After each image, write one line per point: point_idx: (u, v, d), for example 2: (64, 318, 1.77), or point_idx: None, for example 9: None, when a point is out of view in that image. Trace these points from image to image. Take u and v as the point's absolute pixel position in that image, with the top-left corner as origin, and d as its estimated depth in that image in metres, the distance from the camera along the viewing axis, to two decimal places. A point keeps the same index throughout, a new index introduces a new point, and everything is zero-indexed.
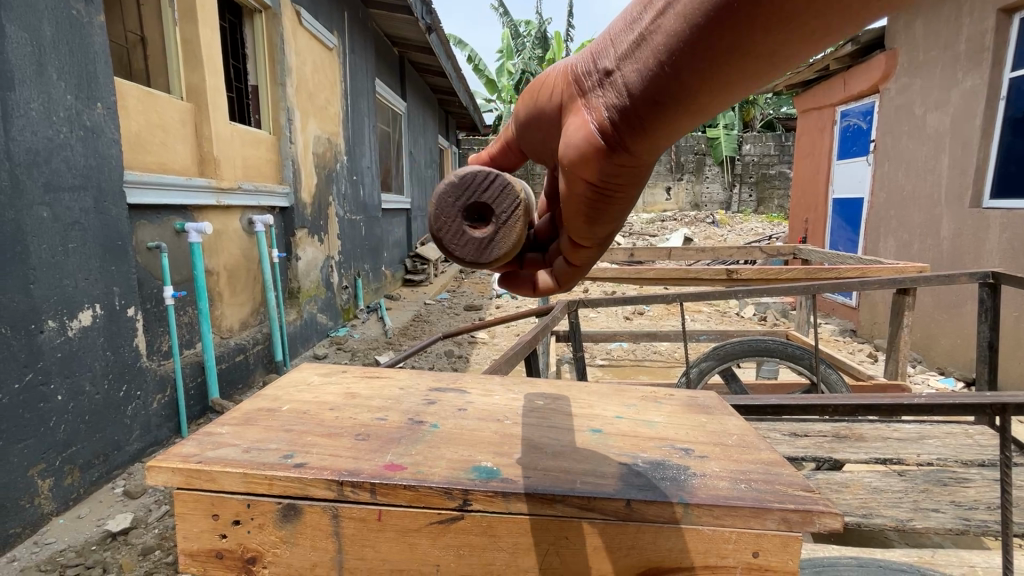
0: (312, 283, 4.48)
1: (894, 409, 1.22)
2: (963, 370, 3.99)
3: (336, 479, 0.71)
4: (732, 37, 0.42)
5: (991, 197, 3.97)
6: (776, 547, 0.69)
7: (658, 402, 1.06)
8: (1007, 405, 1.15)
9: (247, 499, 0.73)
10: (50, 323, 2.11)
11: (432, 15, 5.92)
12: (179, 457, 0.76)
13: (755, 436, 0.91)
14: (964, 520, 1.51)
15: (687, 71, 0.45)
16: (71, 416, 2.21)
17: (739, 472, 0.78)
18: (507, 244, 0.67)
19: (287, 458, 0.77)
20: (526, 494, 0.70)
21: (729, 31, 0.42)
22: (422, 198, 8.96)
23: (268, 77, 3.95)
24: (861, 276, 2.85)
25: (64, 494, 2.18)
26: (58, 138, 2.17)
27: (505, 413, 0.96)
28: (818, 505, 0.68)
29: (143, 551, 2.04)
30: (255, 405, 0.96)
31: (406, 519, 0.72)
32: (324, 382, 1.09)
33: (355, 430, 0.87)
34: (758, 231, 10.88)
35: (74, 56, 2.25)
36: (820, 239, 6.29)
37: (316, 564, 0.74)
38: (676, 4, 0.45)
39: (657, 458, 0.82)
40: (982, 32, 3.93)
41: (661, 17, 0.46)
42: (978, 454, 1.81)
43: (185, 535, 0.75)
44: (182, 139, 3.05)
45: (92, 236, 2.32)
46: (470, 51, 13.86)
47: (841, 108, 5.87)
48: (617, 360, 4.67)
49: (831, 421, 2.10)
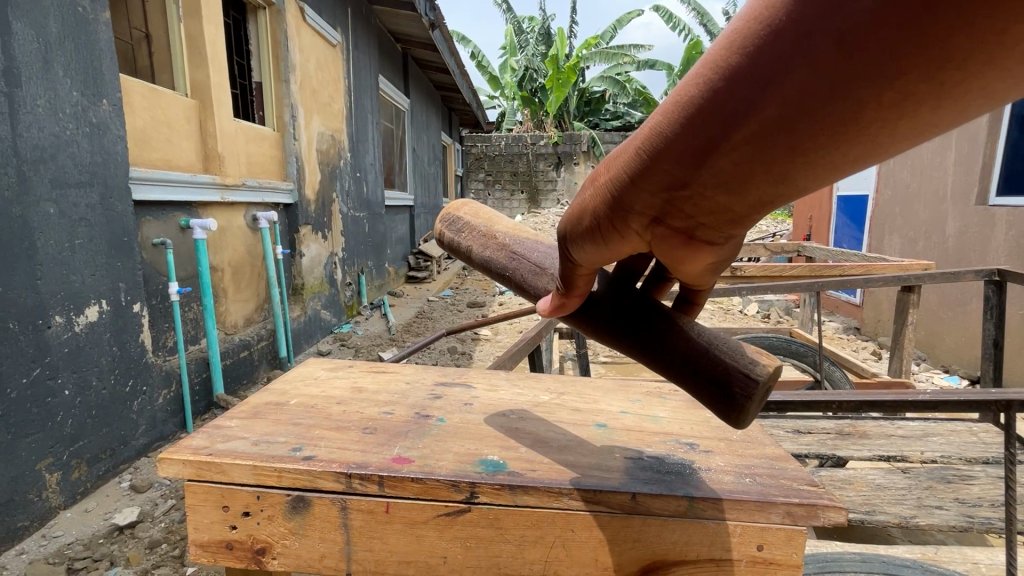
0: (316, 280, 4.50)
1: (898, 406, 1.23)
2: (968, 368, 3.99)
3: (345, 471, 0.72)
4: (836, 133, 0.41)
5: (998, 194, 3.92)
6: (781, 540, 0.70)
7: (662, 397, 1.07)
8: (1011, 402, 1.15)
9: (257, 490, 0.74)
10: (57, 318, 2.13)
11: (435, 12, 5.92)
12: (189, 449, 0.77)
13: (759, 431, 0.92)
14: (968, 517, 1.52)
15: (785, 174, 0.45)
16: (79, 411, 2.23)
17: (744, 466, 0.79)
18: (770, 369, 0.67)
19: (296, 451, 0.78)
20: (534, 486, 0.71)
21: (826, 145, 0.41)
22: (425, 195, 8.96)
23: (272, 74, 3.95)
24: (866, 273, 2.85)
25: (72, 488, 2.21)
26: (64, 135, 2.18)
27: (510, 408, 0.97)
28: (823, 500, 0.69)
29: (150, 544, 2.07)
30: (263, 399, 0.97)
31: (414, 511, 0.73)
32: (330, 376, 1.10)
33: (363, 424, 0.88)
34: (762, 228, 10.85)
35: (80, 53, 2.26)
36: (824, 237, 6.27)
37: (325, 555, 0.75)
38: (752, 120, 0.42)
39: (662, 452, 0.82)
40: None
41: (739, 133, 0.44)
42: (982, 451, 1.81)
43: (196, 527, 0.76)
44: (187, 136, 3.06)
45: (99, 232, 2.34)
46: (472, 48, 13.85)
47: None
48: (620, 357, 4.68)
49: (834, 418, 2.10)
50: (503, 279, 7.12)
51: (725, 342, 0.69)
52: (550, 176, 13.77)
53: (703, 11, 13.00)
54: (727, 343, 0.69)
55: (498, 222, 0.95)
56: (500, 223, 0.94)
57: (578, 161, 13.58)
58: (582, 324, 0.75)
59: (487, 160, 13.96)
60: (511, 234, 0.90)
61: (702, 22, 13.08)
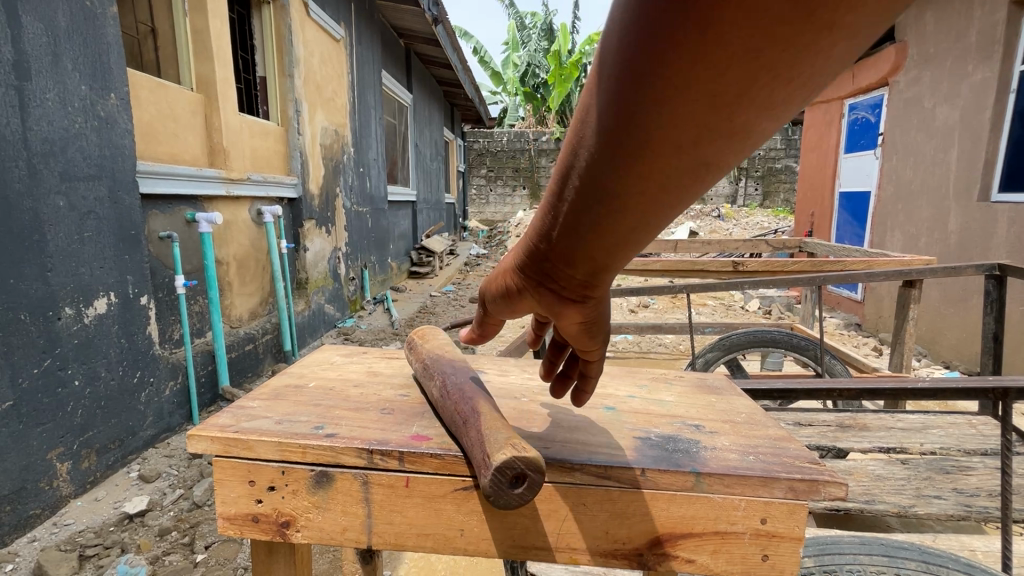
0: (320, 274, 4.54)
1: (898, 395, 1.25)
2: (968, 364, 4.02)
3: (367, 447, 0.76)
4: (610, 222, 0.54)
5: (999, 191, 3.94)
6: (783, 514, 0.73)
7: (668, 382, 1.10)
8: (1009, 390, 1.18)
9: (281, 466, 0.77)
10: (67, 310, 2.16)
11: (437, 7, 5.93)
12: (216, 426, 0.80)
13: (762, 415, 0.95)
14: (966, 505, 1.55)
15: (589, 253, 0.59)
16: (88, 401, 2.27)
17: (748, 445, 0.82)
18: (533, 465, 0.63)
19: (318, 429, 0.81)
20: (547, 461, 0.74)
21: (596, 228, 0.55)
22: (428, 190, 8.98)
23: (276, 68, 3.97)
24: (867, 268, 2.87)
25: (82, 477, 2.25)
26: (72, 128, 2.21)
27: (521, 391, 1.00)
28: (824, 475, 0.72)
29: (160, 533, 2.12)
30: (283, 381, 1.01)
31: (433, 485, 0.76)
32: (346, 361, 1.13)
33: (381, 405, 0.91)
34: (765, 225, 10.84)
35: (88, 47, 2.28)
36: (826, 233, 6.29)
37: (347, 528, 0.78)
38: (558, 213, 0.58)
39: (669, 433, 0.85)
40: (993, 25, 3.92)
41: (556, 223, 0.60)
42: (980, 442, 1.84)
43: (223, 501, 0.79)
44: (193, 130, 3.09)
45: (107, 225, 2.37)
46: (475, 43, 13.83)
47: (848, 101, 5.85)
48: (622, 352, 4.71)
49: (835, 411, 2.13)
50: None
51: (497, 434, 0.67)
52: None
53: None
54: (497, 434, 0.67)
55: (436, 344, 1.01)
56: (436, 346, 1.00)
57: None
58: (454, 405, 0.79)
59: (489, 156, 13.97)
60: (434, 354, 0.96)
61: None
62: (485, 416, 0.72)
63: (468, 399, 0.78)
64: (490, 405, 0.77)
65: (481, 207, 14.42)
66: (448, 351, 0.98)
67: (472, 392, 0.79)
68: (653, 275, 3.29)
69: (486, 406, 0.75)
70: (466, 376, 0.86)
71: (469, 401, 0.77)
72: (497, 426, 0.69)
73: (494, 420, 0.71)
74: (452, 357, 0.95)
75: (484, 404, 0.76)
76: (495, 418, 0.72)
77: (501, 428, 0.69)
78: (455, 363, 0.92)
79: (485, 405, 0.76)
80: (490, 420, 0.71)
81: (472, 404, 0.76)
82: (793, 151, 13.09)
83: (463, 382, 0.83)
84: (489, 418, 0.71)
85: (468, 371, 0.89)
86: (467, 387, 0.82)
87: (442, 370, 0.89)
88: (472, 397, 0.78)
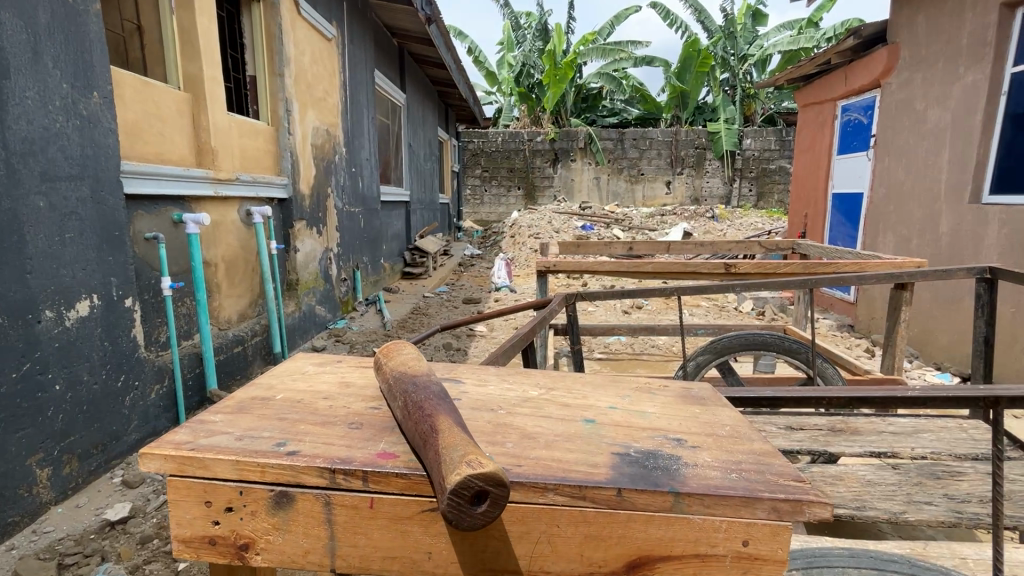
0: (311, 275, 4.48)
1: (887, 402, 1.21)
2: (959, 365, 4.03)
3: (329, 466, 0.72)
4: None
5: (990, 192, 3.96)
6: (765, 536, 0.71)
7: (652, 392, 1.05)
8: (1000, 399, 1.15)
9: (239, 486, 0.74)
10: (47, 313, 2.11)
11: (431, 6, 5.88)
12: (171, 444, 0.77)
13: (747, 428, 0.91)
14: (957, 512, 1.52)
15: None
16: (70, 406, 2.21)
17: (731, 462, 0.78)
18: (491, 480, 0.62)
19: (280, 446, 0.77)
20: (520, 482, 0.70)
21: None
22: (421, 190, 8.92)
23: (266, 67, 3.92)
24: (860, 270, 2.84)
25: (62, 483, 2.19)
26: (53, 127, 2.15)
27: (497, 403, 0.96)
28: (808, 495, 0.69)
29: (141, 540, 2.06)
30: (249, 393, 0.97)
31: (399, 507, 0.73)
32: (318, 371, 1.09)
33: (349, 419, 0.87)
34: (758, 226, 10.85)
35: (70, 44, 2.23)
36: (820, 234, 6.28)
37: (309, 551, 0.75)
38: None
39: (649, 447, 0.81)
40: (985, 27, 3.92)
41: None
42: (972, 447, 1.82)
43: (179, 522, 0.76)
44: (179, 130, 3.04)
45: (90, 225, 2.31)
46: (469, 43, 13.78)
47: (841, 102, 5.85)
48: (615, 354, 4.67)
49: (826, 415, 2.10)
50: (499, 275, 7.10)
51: (451, 452, 0.65)
52: (547, 172, 13.75)
53: (700, 8, 12.99)
54: (452, 452, 0.65)
55: (400, 359, 0.96)
56: (400, 362, 0.95)
57: (574, 157, 13.58)
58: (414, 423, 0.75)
59: (484, 156, 13.92)
60: (398, 372, 0.91)
61: (700, 18, 13.06)
62: (441, 433, 0.70)
63: (425, 416, 0.75)
64: (449, 420, 0.74)
65: (476, 208, 14.38)
66: (413, 367, 0.93)
67: (431, 407, 0.76)
68: (645, 277, 3.25)
69: (444, 421, 0.73)
70: (427, 390, 0.83)
71: (426, 418, 0.74)
72: (453, 442, 0.67)
73: (450, 436, 0.69)
74: (417, 373, 0.90)
75: (444, 420, 0.73)
76: (452, 434, 0.70)
77: (457, 443, 0.67)
78: (418, 379, 0.88)
79: (444, 420, 0.73)
80: (446, 437, 0.69)
81: (430, 421, 0.73)
82: (787, 153, 13.16)
83: (422, 396, 0.80)
84: (445, 435, 0.69)
85: (431, 385, 0.85)
86: (426, 401, 0.79)
87: (403, 387, 0.85)
88: (429, 413, 0.75)
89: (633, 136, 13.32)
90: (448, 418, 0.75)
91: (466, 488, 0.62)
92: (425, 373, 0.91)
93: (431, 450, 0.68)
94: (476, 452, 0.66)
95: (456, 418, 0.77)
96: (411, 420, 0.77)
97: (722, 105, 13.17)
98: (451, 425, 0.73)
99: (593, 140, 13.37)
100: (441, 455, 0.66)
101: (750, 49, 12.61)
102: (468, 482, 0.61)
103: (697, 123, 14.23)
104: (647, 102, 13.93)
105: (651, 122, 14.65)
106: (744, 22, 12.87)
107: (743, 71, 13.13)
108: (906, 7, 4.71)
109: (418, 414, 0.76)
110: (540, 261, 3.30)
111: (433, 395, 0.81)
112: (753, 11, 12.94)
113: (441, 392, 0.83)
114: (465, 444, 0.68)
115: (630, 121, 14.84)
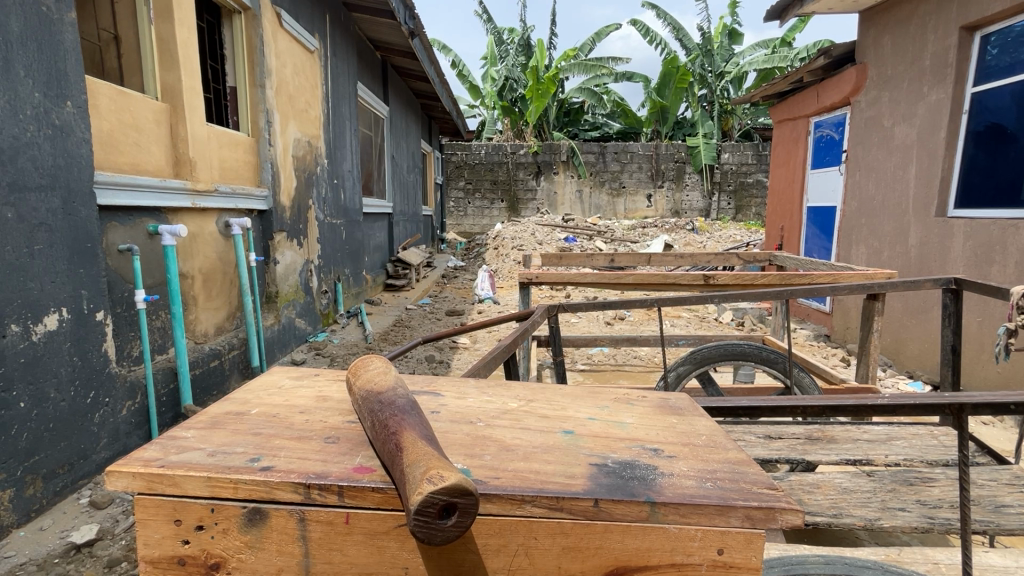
0: (291, 287, 4.43)
1: (859, 410, 1.23)
2: (929, 373, 4.15)
3: (303, 482, 0.71)
4: None
5: (956, 207, 4.11)
6: (739, 543, 0.72)
7: (630, 403, 1.05)
8: (964, 405, 1.17)
9: (211, 503, 0.72)
10: (13, 327, 2.04)
11: (415, 21, 5.91)
12: (140, 461, 0.75)
13: (722, 436, 0.92)
14: (929, 517, 1.54)
15: None
16: (35, 424, 2.12)
17: (706, 471, 0.79)
18: (452, 492, 0.62)
19: (253, 461, 0.76)
20: (497, 494, 0.70)
21: None
22: (404, 202, 8.92)
23: (246, 78, 3.89)
24: (833, 280, 2.92)
25: (26, 505, 2.09)
26: (24, 136, 2.10)
27: (476, 416, 0.96)
28: (781, 502, 0.71)
29: (109, 564, 1.99)
30: (224, 408, 0.95)
31: (374, 522, 0.72)
32: (294, 386, 1.07)
33: (326, 433, 0.86)
34: (738, 238, 11.08)
35: (43, 53, 2.18)
36: (795, 246, 6.44)
37: (281, 568, 0.74)
38: None
39: (626, 458, 0.82)
40: (947, 48, 4.10)
41: None
42: (942, 453, 1.87)
43: (145, 543, 0.74)
44: (156, 140, 2.99)
45: (60, 237, 2.25)
46: (453, 57, 13.94)
47: (813, 120, 6.06)
48: (598, 365, 4.71)
49: (804, 423, 2.14)
50: (483, 287, 7.06)
51: (415, 469, 0.65)
52: (530, 185, 13.86)
53: (678, 26, 13.35)
54: (416, 468, 0.65)
55: (367, 375, 0.95)
56: (368, 378, 0.93)
57: (557, 170, 13.75)
58: (382, 444, 0.75)
59: (467, 169, 13.98)
60: (366, 388, 0.90)
61: (678, 36, 13.42)
62: (406, 450, 0.70)
63: (390, 434, 0.75)
64: (414, 434, 0.74)
65: (459, 220, 14.39)
66: (380, 382, 0.92)
67: (395, 424, 0.76)
68: (626, 288, 3.26)
69: (408, 437, 0.72)
70: (394, 405, 0.82)
71: (391, 436, 0.74)
72: (416, 458, 0.67)
73: (414, 452, 0.69)
74: (384, 388, 0.89)
75: (408, 436, 0.73)
76: (416, 449, 0.69)
77: (421, 458, 0.67)
78: (385, 395, 0.87)
79: (409, 436, 0.73)
80: (409, 453, 0.68)
81: (394, 439, 0.73)
82: (764, 167, 13.58)
83: (388, 412, 0.80)
84: (409, 452, 0.69)
85: (398, 400, 0.84)
86: (391, 418, 0.78)
87: (370, 405, 0.84)
88: (394, 430, 0.75)
89: (615, 150, 13.55)
90: (413, 433, 0.74)
91: (428, 505, 0.61)
92: (392, 387, 0.90)
93: (399, 469, 0.68)
94: (439, 465, 0.65)
95: (424, 431, 0.77)
96: (379, 445, 0.76)
97: (700, 121, 13.54)
98: (416, 440, 0.72)
99: (575, 154, 13.57)
100: (407, 473, 0.65)
101: (727, 66, 12.99)
102: (433, 496, 0.61)
103: (677, 137, 14.56)
104: (628, 116, 14.24)
105: (632, 135, 14.97)
106: (720, 41, 13.09)
107: (721, 88, 13.48)
108: (874, 28, 4.93)
109: (385, 435, 0.75)
110: (522, 272, 3.29)
111: (399, 410, 0.80)
112: (731, 30, 13.32)
113: (408, 407, 0.83)
114: (429, 458, 0.67)
115: (612, 134, 15.14)
